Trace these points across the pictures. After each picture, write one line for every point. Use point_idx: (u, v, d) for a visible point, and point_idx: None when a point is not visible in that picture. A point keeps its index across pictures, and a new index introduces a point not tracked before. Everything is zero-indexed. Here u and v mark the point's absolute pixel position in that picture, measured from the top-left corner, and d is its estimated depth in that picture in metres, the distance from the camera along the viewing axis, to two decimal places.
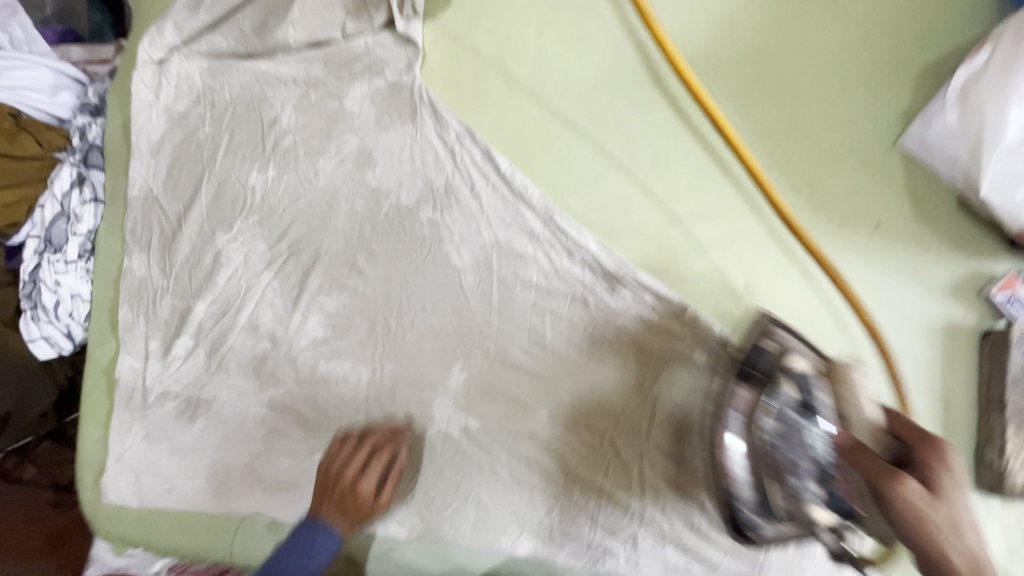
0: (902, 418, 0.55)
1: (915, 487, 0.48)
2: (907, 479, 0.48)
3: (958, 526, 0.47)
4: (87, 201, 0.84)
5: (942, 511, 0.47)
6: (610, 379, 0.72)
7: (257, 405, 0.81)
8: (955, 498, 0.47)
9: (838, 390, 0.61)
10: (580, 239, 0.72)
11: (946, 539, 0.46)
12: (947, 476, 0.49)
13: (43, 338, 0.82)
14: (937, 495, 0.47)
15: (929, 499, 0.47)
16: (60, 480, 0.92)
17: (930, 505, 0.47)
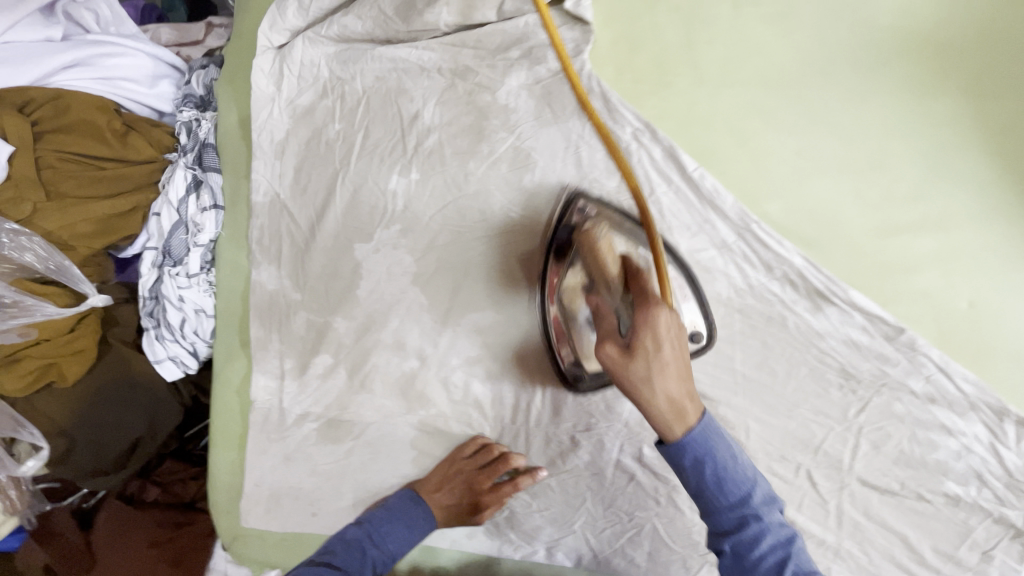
0: (642, 278, 0.58)
1: (611, 347, 0.54)
2: (607, 343, 0.55)
3: (661, 375, 0.52)
4: (206, 207, 0.75)
5: (639, 367, 0.52)
6: (809, 406, 0.66)
7: (405, 428, 0.75)
8: (659, 352, 0.52)
9: (586, 251, 0.66)
10: (783, 252, 0.65)
11: (641, 389, 0.52)
12: (654, 335, 0.53)
13: (170, 357, 0.76)
14: (631, 356, 0.53)
15: (621, 358, 0.53)
16: (183, 499, 0.87)
17: (628, 364, 0.53)
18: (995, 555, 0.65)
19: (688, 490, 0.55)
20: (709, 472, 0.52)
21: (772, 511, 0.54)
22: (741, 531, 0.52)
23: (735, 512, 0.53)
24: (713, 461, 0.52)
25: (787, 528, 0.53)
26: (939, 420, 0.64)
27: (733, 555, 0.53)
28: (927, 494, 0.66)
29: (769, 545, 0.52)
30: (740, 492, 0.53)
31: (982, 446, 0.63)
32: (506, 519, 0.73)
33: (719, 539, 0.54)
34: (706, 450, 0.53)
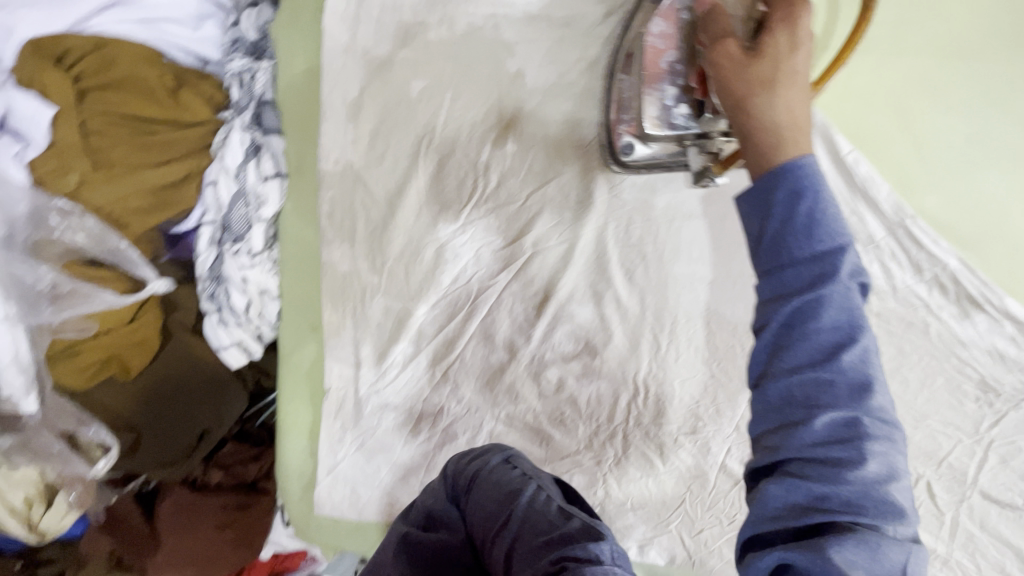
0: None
1: (731, 43, 0.41)
2: (726, 39, 0.41)
3: (783, 87, 0.38)
4: (269, 176, 0.66)
5: (762, 69, 0.39)
6: (938, 417, 0.62)
7: (492, 422, 0.71)
8: (792, 51, 0.39)
9: None
10: (937, 252, 0.58)
11: (754, 99, 0.39)
12: (788, 41, 0.39)
13: (235, 344, 0.69)
14: (754, 55, 0.39)
15: (741, 57, 0.40)
16: (246, 480, 0.82)
17: (747, 63, 0.40)
18: None
19: (755, 235, 0.37)
20: (804, 207, 0.35)
21: (854, 287, 0.35)
22: (813, 293, 0.34)
23: (814, 270, 0.35)
24: (816, 198, 0.35)
25: (862, 318, 0.35)
26: None
27: (779, 329, 0.36)
28: None
29: (830, 325, 0.34)
30: (830, 242, 0.35)
31: None
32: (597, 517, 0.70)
33: (774, 306, 0.36)
34: (811, 181, 0.35)
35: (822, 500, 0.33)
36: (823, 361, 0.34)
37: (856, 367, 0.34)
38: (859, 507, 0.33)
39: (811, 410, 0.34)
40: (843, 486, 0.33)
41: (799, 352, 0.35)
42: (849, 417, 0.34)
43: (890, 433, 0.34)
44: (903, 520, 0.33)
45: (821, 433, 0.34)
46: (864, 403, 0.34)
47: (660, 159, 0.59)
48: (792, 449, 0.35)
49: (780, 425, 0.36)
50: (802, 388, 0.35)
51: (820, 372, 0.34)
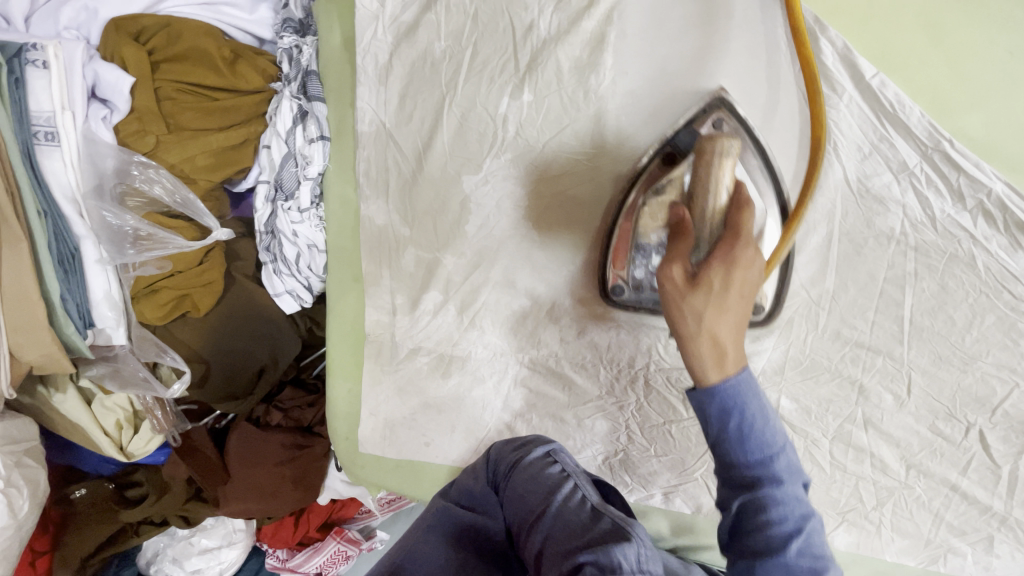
0: (745, 211, 0.48)
1: (675, 270, 0.45)
2: (674, 263, 0.46)
3: (720, 309, 0.44)
4: (314, 139, 0.72)
5: (697, 302, 0.44)
6: (990, 359, 0.57)
7: (516, 366, 0.74)
8: (729, 290, 0.44)
9: (698, 167, 0.52)
10: (979, 175, 0.53)
11: (690, 326, 0.44)
12: (734, 271, 0.44)
13: (287, 292, 0.77)
14: (695, 285, 0.44)
15: (684, 285, 0.45)
16: (302, 423, 0.91)
17: (686, 292, 0.45)
18: None
19: (707, 432, 0.45)
20: (734, 422, 0.43)
21: (794, 486, 0.43)
22: (755, 492, 0.43)
23: (754, 472, 0.43)
24: (742, 415, 0.43)
25: (805, 509, 0.43)
26: None
27: (736, 517, 0.44)
28: None
29: (778, 516, 0.42)
30: (766, 450, 0.43)
31: None
32: (620, 462, 0.71)
33: (729, 500, 0.44)
34: (738, 400, 0.43)
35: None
36: (778, 550, 0.41)
37: (804, 551, 0.42)
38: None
39: None
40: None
41: (758, 546, 0.42)
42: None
43: None
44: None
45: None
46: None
47: (645, 303, 0.66)
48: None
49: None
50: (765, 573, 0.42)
51: (776, 562, 0.41)
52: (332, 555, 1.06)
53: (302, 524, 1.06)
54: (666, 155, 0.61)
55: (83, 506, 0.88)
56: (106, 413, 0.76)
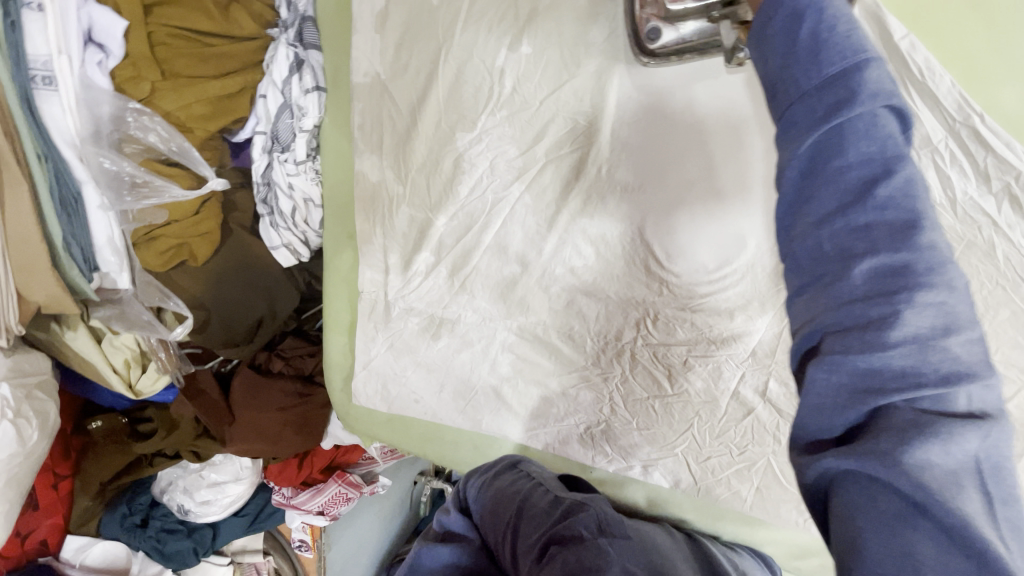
0: None
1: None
2: None
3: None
4: (309, 89, 0.71)
5: None
6: (998, 356, 0.53)
7: (504, 332, 0.73)
8: None
9: None
10: (1009, 157, 0.48)
11: None
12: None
13: (284, 245, 0.78)
14: None
15: None
16: (303, 371, 0.95)
17: None
18: None
19: (777, 97, 0.34)
20: (806, 32, 0.32)
21: (883, 116, 0.31)
22: (832, 127, 0.31)
23: (828, 98, 0.31)
24: (820, 17, 0.32)
25: (895, 148, 0.30)
26: None
27: (806, 166, 0.32)
28: None
29: (858, 155, 0.31)
30: (846, 64, 0.31)
31: None
32: (602, 433, 0.71)
33: (793, 148, 0.33)
34: (815, 0, 0.32)
35: (873, 379, 0.30)
36: (852, 203, 0.31)
37: (894, 202, 0.30)
38: (916, 383, 0.29)
39: (845, 253, 0.31)
40: (890, 349, 0.30)
41: (827, 199, 0.32)
42: (891, 263, 0.30)
43: (948, 283, 0.29)
44: (976, 413, 0.29)
45: (861, 286, 0.30)
46: (910, 246, 0.30)
47: (692, 43, 0.51)
48: (828, 311, 0.32)
49: (811, 284, 0.32)
50: (831, 232, 0.31)
51: (852, 217, 0.31)
52: (334, 496, 1.12)
53: (307, 466, 1.11)
54: None
55: (99, 437, 0.94)
56: (112, 352, 0.79)
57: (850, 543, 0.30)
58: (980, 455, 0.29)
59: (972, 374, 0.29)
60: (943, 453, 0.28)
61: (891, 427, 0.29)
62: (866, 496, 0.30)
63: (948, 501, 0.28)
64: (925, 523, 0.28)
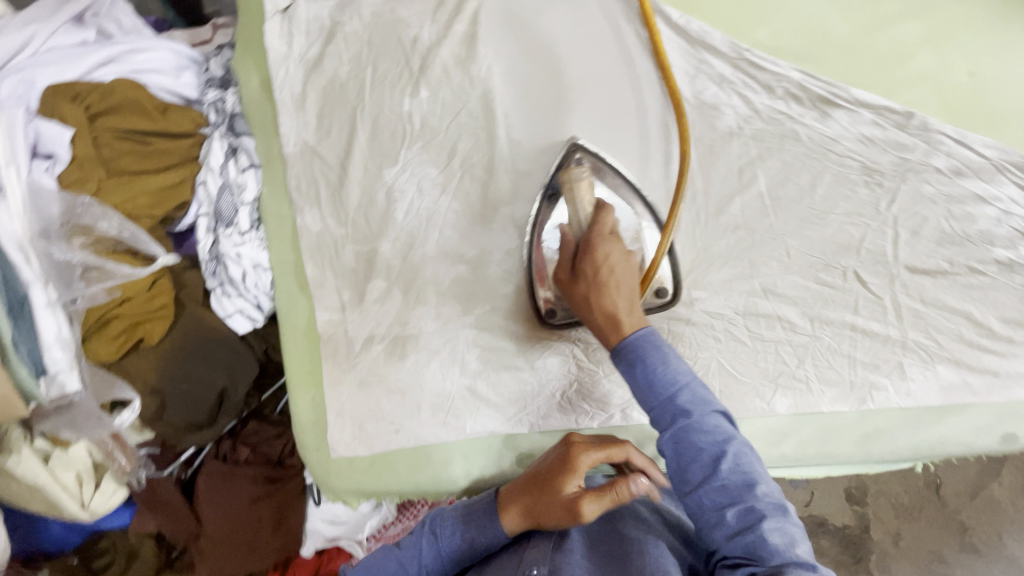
0: (595, 261, 0.62)
1: (562, 275, 0.65)
2: (563, 277, 0.65)
3: (599, 294, 0.60)
4: (245, 168, 0.82)
5: (582, 291, 0.62)
6: (839, 211, 0.69)
7: (465, 329, 0.79)
8: (615, 305, 0.59)
9: (572, 185, 0.68)
10: (779, 70, 0.68)
11: (603, 327, 0.59)
12: (598, 261, 0.62)
13: (238, 312, 0.82)
14: (575, 276, 0.63)
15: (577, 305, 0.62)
16: (272, 456, 0.90)
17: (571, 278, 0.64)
18: None
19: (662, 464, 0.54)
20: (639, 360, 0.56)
21: (710, 414, 0.53)
22: (677, 420, 0.53)
23: (672, 407, 0.54)
24: (645, 358, 0.55)
25: (723, 431, 0.52)
26: (970, 190, 0.66)
27: (676, 448, 0.52)
28: (979, 266, 0.67)
29: (704, 443, 0.51)
30: (669, 388, 0.54)
31: (1019, 206, 0.66)
32: (577, 392, 0.77)
33: (663, 441, 0.53)
34: (642, 346, 0.56)
35: (755, 562, 0.47)
36: (711, 474, 0.50)
37: (733, 468, 0.50)
38: (778, 553, 0.46)
39: (719, 510, 0.49)
40: (763, 561, 0.47)
41: (695, 471, 0.51)
42: (745, 506, 0.49)
43: (783, 520, 0.48)
44: (816, 567, 0.46)
45: (733, 524, 0.49)
46: (751, 494, 0.49)
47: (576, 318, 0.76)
48: (720, 545, 0.50)
49: (705, 526, 0.51)
50: (709, 498, 0.50)
51: (715, 483, 0.50)
52: None
53: None
54: (547, 194, 0.75)
55: None
56: (63, 471, 0.75)
57: None
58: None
59: (814, 567, 0.46)
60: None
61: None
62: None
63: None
64: None
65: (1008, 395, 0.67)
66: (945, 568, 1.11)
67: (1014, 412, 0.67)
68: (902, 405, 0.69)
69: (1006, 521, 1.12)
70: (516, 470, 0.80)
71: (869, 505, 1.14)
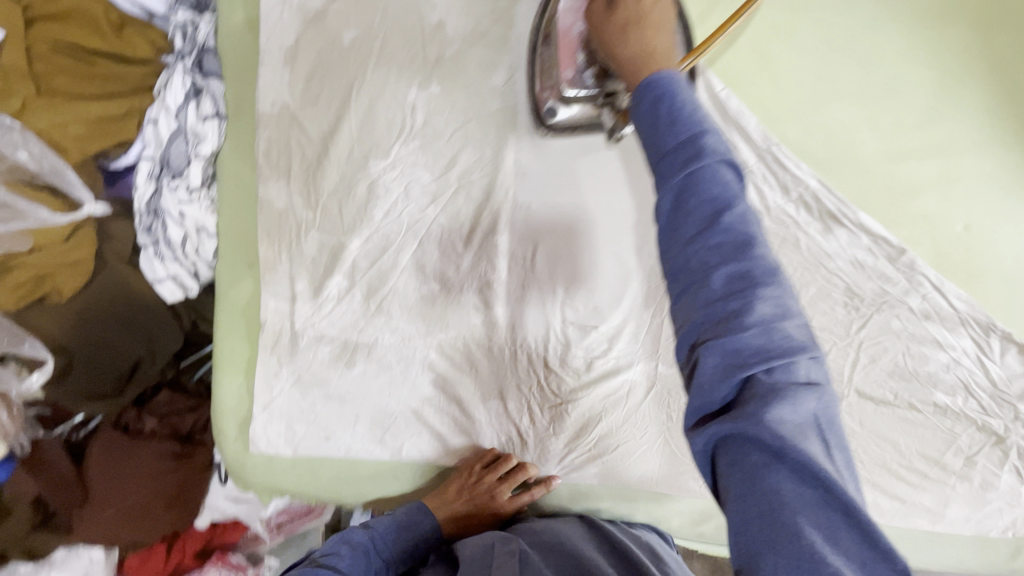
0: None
1: (597, 5, 0.52)
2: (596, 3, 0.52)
3: (638, 31, 0.48)
4: (208, 116, 0.70)
5: (618, 23, 0.49)
6: (814, 324, 0.70)
7: (423, 350, 0.75)
8: (649, 35, 0.47)
9: None
10: (799, 173, 0.67)
11: (636, 67, 0.47)
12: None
13: (170, 277, 0.72)
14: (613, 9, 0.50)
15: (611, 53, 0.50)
16: (180, 430, 0.82)
17: (605, 18, 0.51)
18: (974, 458, 0.71)
19: (655, 151, 0.40)
20: (663, 108, 0.40)
21: (720, 164, 0.38)
22: (685, 168, 0.38)
23: (682, 152, 0.38)
24: (671, 100, 0.40)
25: (733, 186, 0.37)
26: (931, 335, 0.70)
27: (677, 193, 0.38)
28: (918, 404, 0.71)
29: (708, 194, 0.37)
30: (687, 128, 0.38)
31: (967, 358, 0.70)
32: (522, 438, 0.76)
33: (666, 179, 0.38)
34: (664, 90, 0.41)
35: (741, 363, 0.35)
36: (709, 229, 0.37)
37: (735, 226, 0.37)
38: (768, 356, 0.35)
39: (706, 272, 0.37)
40: (750, 346, 0.35)
41: (689, 227, 0.37)
42: (738, 271, 0.36)
43: (781, 303, 0.36)
44: (812, 382, 0.36)
45: (720, 290, 0.36)
46: (749, 257, 0.36)
47: (580, 122, 0.66)
48: (697, 325, 0.37)
49: (683, 293, 0.38)
50: (696, 259, 0.37)
51: (709, 242, 0.37)
52: None
53: (177, 551, 0.95)
54: None
55: None
56: None
57: (738, 491, 0.35)
58: (818, 413, 0.36)
59: (803, 348, 0.35)
60: (793, 408, 0.35)
61: (753, 398, 0.35)
62: (746, 458, 0.35)
63: (802, 450, 0.34)
64: (784, 467, 0.34)
65: (907, 521, 0.73)
66: None
67: (907, 536, 0.74)
68: None
69: None
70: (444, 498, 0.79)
71: None
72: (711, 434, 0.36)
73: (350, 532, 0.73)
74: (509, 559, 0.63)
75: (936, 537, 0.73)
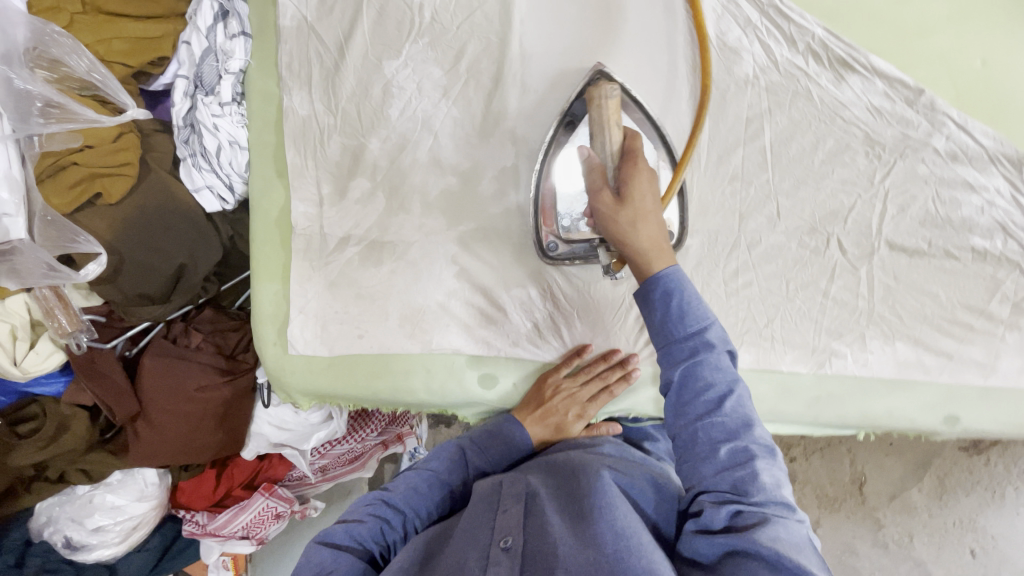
0: (633, 190, 0.59)
1: (602, 194, 0.60)
2: (600, 192, 0.60)
3: (637, 228, 0.59)
4: (235, 34, 0.76)
5: (620, 218, 0.59)
6: (835, 177, 0.69)
7: (446, 244, 0.77)
8: (643, 228, 0.58)
9: (594, 111, 0.64)
10: (805, 24, 0.67)
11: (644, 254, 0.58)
12: (640, 185, 0.59)
13: (207, 188, 0.76)
14: (620, 203, 0.59)
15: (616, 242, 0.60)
16: (225, 349, 0.85)
17: (613, 211, 0.60)
18: (1021, 304, 0.69)
19: (667, 340, 0.55)
20: (675, 303, 0.55)
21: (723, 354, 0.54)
22: (694, 359, 0.53)
23: (691, 345, 0.54)
24: (682, 294, 0.55)
25: (732, 374, 0.52)
26: (962, 176, 0.68)
27: (681, 386, 0.53)
28: (955, 252, 0.69)
29: (713, 378, 0.52)
30: (698, 324, 0.54)
31: (1002, 198, 0.68)
32: (548, 325, 0.78)
33: (675, 369, 0.54)
34: (677, 285, 0.56)
35: (737, 501, 0.47)
36: (714, 409, 0.51)
37: (735, 410, 0.51)
38: (765, 503, 0.47)
39: (712, 444, 0.50)
40: (749, 499, 0.47)
41: (698, 405, 0.52)
42: (739, 445, 0.49)
43: (770, 459, 0.49)
44: (798, 522, 0.47)
45: (725, 459, 0.49)
46: (747, 435, 0.50)
47: (578, 253, 0.74)
48: (705, 478, 0.50)
49: (692, 457, 0.51)
50: (705, 429, 0.51)
51: (717, 418, 0.51)
52: (260, 513, 0.97)
53: (225, 479, 0.97)
54: (567, 122, 0.72)
55: None
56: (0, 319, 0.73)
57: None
58: (807, 540, 0.46)
59: (789, 507, 0.47)
60: (785, 530, 0.45)
61: (751, 524, 0.45)
62: (746, 566, 0.43)
63: (797, 560, 0.42)
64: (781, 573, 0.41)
65: (955, 377, 0.70)
66: (851, 556, 1.16)
67: (959, 395, 0.71)
68: (858, 375, 0.71)
69: (919, 524, 1.16)
70: (478, 391, 0.80)
71: (793, 490, 1.18)
72: (713, 549, 0.46)
73: (353, 507, 0.64)
74: (516, 503, 0.56)
75: (991, 392, 0.70)
